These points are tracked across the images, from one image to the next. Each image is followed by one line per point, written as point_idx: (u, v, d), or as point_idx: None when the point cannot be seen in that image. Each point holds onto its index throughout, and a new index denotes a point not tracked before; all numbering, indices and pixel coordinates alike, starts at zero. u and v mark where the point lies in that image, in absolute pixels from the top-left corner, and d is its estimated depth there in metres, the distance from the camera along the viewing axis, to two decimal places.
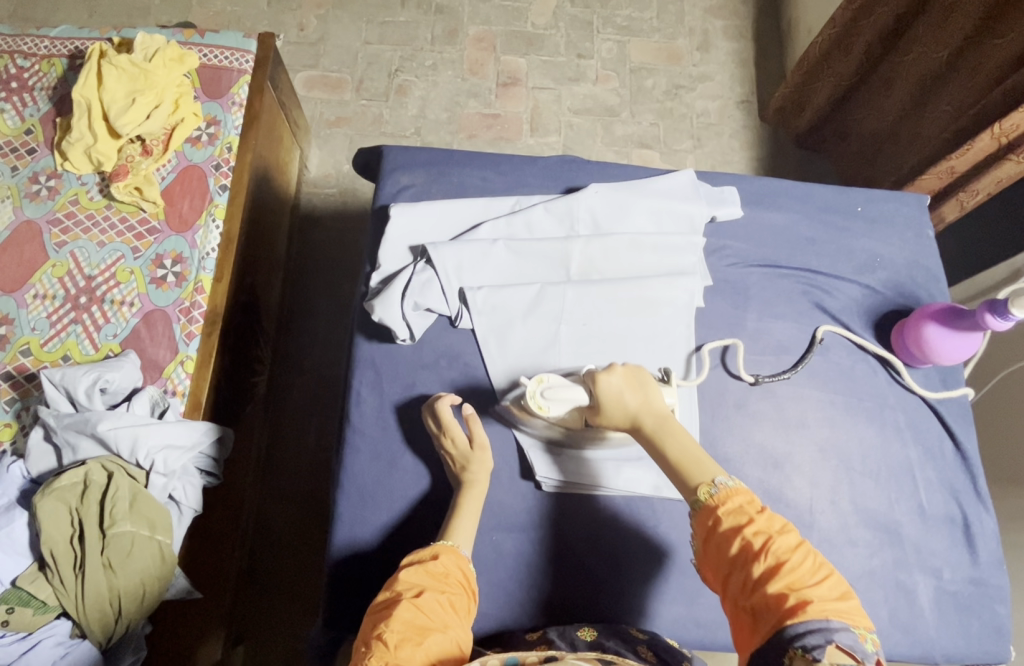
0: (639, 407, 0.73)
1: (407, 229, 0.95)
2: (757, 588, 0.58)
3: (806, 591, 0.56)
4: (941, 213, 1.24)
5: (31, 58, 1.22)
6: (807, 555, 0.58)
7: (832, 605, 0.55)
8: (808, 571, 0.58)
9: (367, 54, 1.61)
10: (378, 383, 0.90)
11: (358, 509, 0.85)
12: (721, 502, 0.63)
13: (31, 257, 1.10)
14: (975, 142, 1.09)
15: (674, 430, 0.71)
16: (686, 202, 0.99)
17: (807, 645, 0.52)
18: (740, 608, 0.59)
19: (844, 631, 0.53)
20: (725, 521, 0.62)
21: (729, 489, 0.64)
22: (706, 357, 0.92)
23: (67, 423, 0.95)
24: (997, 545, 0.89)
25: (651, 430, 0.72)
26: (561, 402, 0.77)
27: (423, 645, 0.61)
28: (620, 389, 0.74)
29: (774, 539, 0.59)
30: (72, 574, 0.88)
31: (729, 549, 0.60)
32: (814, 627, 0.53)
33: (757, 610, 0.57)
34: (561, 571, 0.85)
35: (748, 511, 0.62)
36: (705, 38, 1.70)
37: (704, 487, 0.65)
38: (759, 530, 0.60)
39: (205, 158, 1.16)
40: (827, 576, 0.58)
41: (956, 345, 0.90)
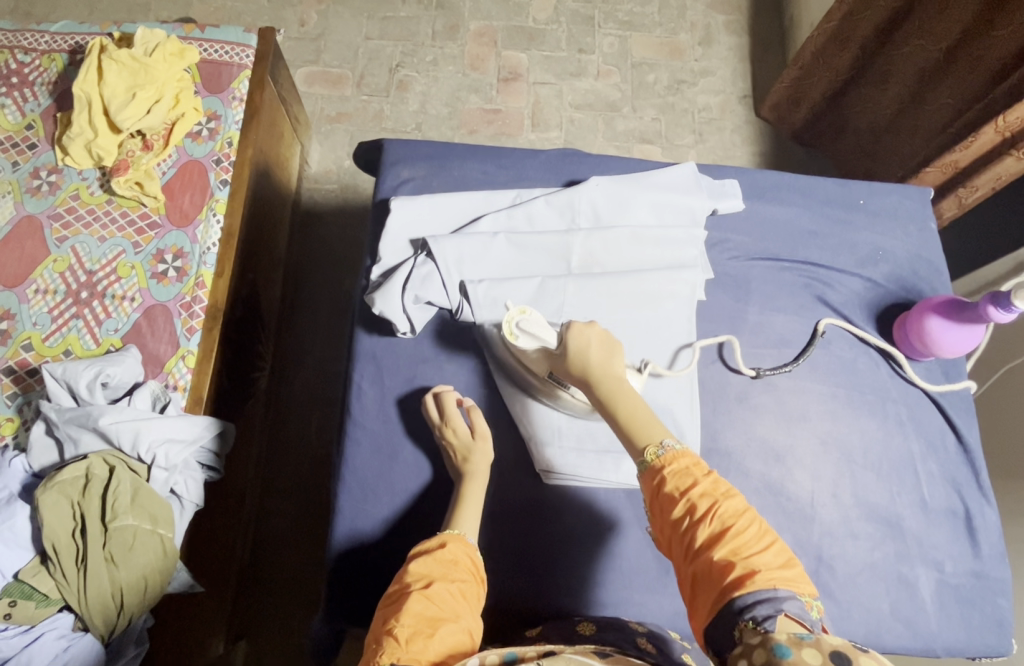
0: (600, 365, 0.73)
1: (408, 222, 0.95)
2: (701, 552, 0.56)
3: (752, 558, 0.54)
4: (939, 209, 1.25)
5: (31, 53, 1.22)
6: (752, 521, 0.57)
7: (777, 574, 0.53)
8: (753, 536, 0.56)
9: (367, 50, 1.61)
10: (379, 377, 0.90)
11: (359, 502, 0.85)
12: (667, 464, 0.62)
13: (31, 252, 1.10)
14: (978, 136, 1.10)
15: (628, 392, 0.71)
16: (687, 195, 0.99)
17: (756, 616, 0.50)
18: (686, 575, 0.58)
19: (790, 599, 0.51)
20: (669, 483, 0.60)
21: (675, 451, 0.62)
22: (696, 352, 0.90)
23: (69, 417, 0.95)
24: (999, 538, 0.89)
25: (608, 386, 0.71)
26: (530, 338, 0.82)
27: (436, 637, 0.61)
28: (588, 342, 0.74)
29: (719, 503, 0.58)
30: (73, 567, 0.88)
31: (674, 513, 0.59)
32: (762, 596, 0.51)
33: (701, 576, 0.56)
34: (562, 563, 0.85)
35: (694, 474, 0.61)
36: (706, 33, 1.69)
37: (652, 448, 0.64)
38: (704, 493, 0.59)
39: (205, 153, 1.16)
40: (774, 543, 0.56)
41: (958, 337, 0.89)
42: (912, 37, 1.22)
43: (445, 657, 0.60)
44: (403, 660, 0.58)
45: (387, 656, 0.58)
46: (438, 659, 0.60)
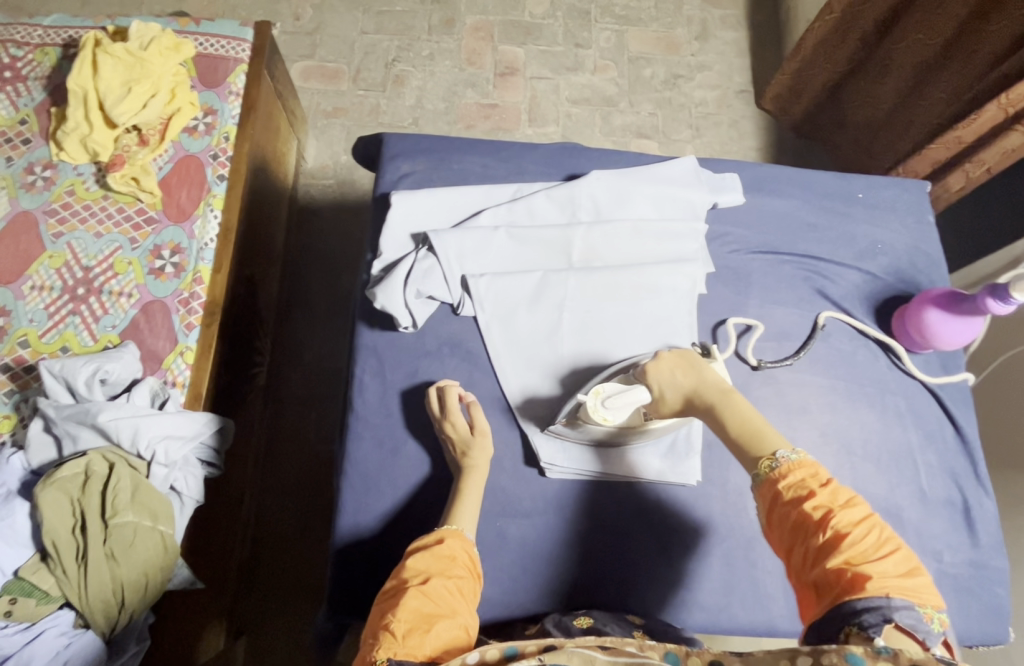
0: (696, 385, 0.74)
1: (409, 216, 0.95)
2: (817, 561, 0.55)
3: (866, 566, 0.53)
4: (945, 184, 1.23)
5: (24, 47, 1.21)
6: (871, 531, 0.55)
7: (893, 583, 0.52)
8: (872, 546, 0.54)
9: (363, 44, 1.60)
10: (381, 371, 0.90)
11: (362, 496, 0.85)
12: (781, 476, 0.60)
13: (26, 248, 1.09)
14: (980, 113, 1.11)
15: (732, 401, 0.70)
16: (687, 188, 0.99)
17: (863, 621, 0.50)
18: (803, 584, 0.56)
19: (906, 609, 0.50)
20: (786, 494, 0.59)
21: (791, 462, 0.61)
22: (731, 330, 0.93)
23: (67, 413, 0.94)
24: (996, 528, 0.90)
25: (713, 401, 0.71)
26: (623, 410, 0.77)
27: (432, 632, 0.62)
28: (670, 372, 0.75)
29: (836, 513, 0.56)
30: (74, 565, 0.88)
31: (789, 522, 0.58)
32: (873, 604, 0.51)
33: (818, 585, 0.55)
34: (564, 557, 0.85)
35: (811, 484, 0.59)
36: (702, 27, 1.70)
37: (765, 460, 0.62)
38: (818, 504, 0.57)
39: (202, 148, 1.16)
40: (896, 553, 0.54)
41: (957, 330, 0.90)
42: (908, 32, 1.22)
43: (439, 651, 0.61)
44: (398, 655, 0.59)
45: (383, 652, 0.59)
46: (432, 654, 0.60)
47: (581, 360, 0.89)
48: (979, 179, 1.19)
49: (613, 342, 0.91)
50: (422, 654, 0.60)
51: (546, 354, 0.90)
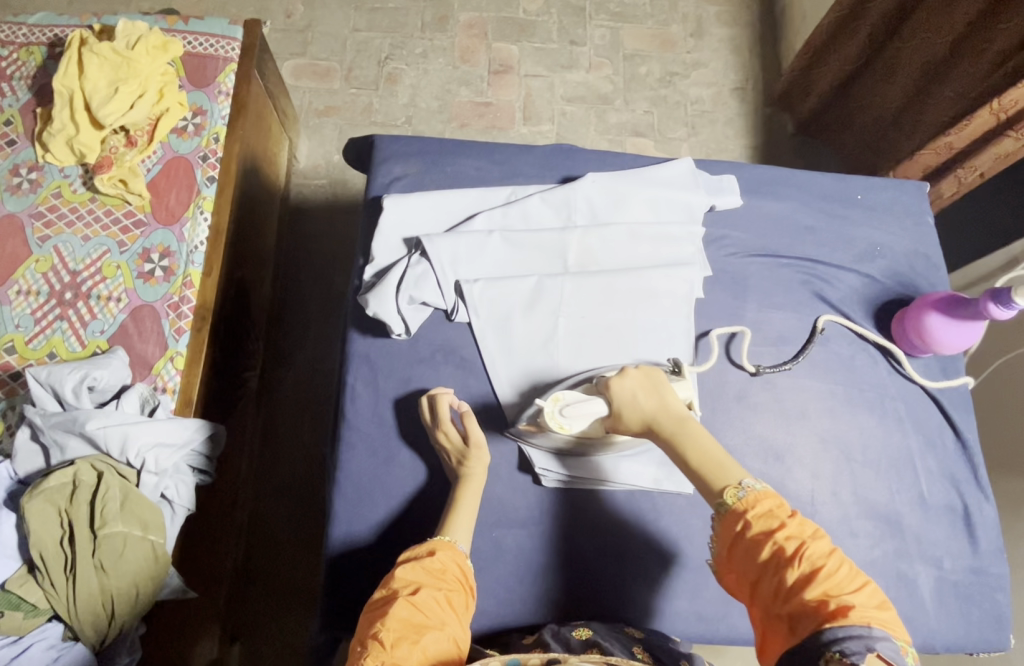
0: (655, 409, 0.72)
1: (402, 220, 0.93)
2: (792, 593, 0.55)
3: (844, 597, 0.54)
4: (939, 189, 1.28)
5: (8, 46, 1.18)
6: (842, 562, 0.56)
7: (872, 614, 0.53)
8: (845, 577, 0.56)
9: (356, 42, 1.58)
10: (374, 379, 0.88)
11: (355, 506, 0.83)
12: (749, 507, 0.61)
13: (12, 252, 1.07)
14: (973, 118, 1.14)
15: (691, 430, 0.70)
16: (685, 190, 0.98)
17: (845, 649, 0.50)
18: (773, 617, 0.57)
19: (886, 639, 0.51)
20: (755, 526, 0.60)
21: (757, 492, 0.62)
22: (715, 341, 0.92)
23: (54, 422, 0.92)
24: (997, 534, 0.89)
25: (671, 431, 0.70)
26: (582, 419, 0.74)
27: (420, 644, 0.61)
28: (632, 392, 0.74)
29: (808, 544, 0.57)
30: (62, 576, 0.86)
31: (760, 554, 0.58)
32: (854, 633, 0.51)
33: (792, 617, 0.55)
34: (561, 567, 0.84)
35: (778, 515, 0.60)
36: (698, 24, 1.68)
37: (731, 490, 0.63)
38: (790, 535, 0.58)
39: (191, 149, 1.14)
40: (867, 584, 0.56)
41: (958, 333, 0.89)
42: (918, 31, 1.20)
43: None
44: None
45: (370, 661, 0.58)
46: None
47: (578, 367, 0.88)
48: (971, 184, 1.23)
49: (608, 347, 0.90)
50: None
51: (540, 361, 0.89)
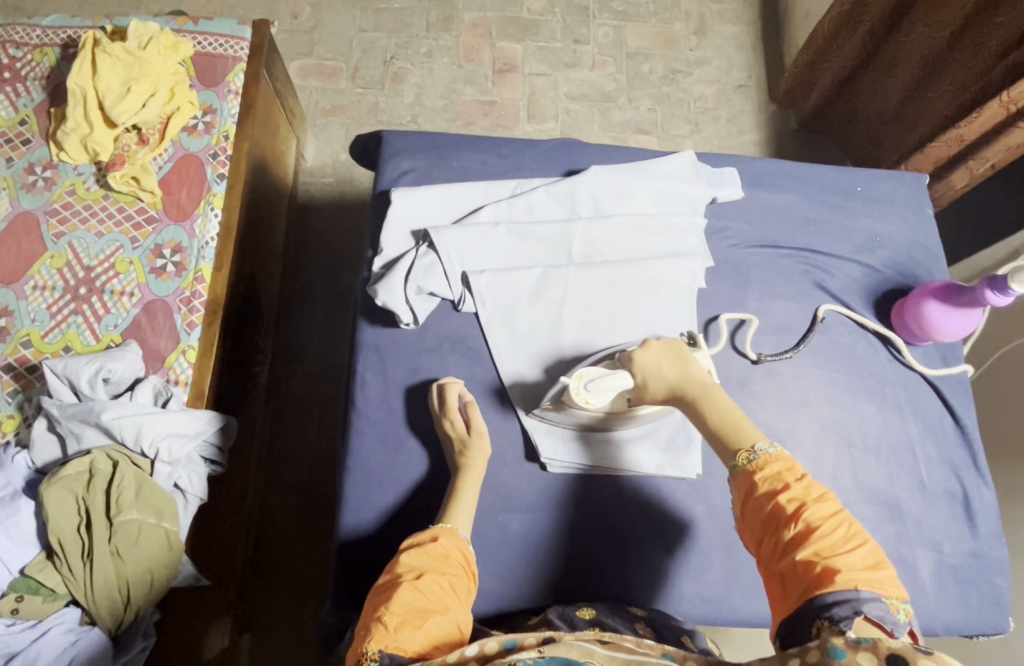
0: (678, 378, 0.75)
1: (409, 213, 0.95)
2: (786, 553, 0.58)
3: (834, 560, 0.56)
4: (950, 182, 1.28)
5: (23, 47, 1.21)
6: (841, 525, 0.58)
7: (861, 576, 0.55)
8: (841, 539, 0.58)
9: (362, 42, 1.60)
10: (382, 368, 0.90)
11: (364, 492, 0.85)
12: (757, 469, 0.63)
13: (28, 248, 1.09)
14: (983, 110, 1.14)
15: (715, 397, 0.72)
16: (686, 183, 0.99)
17: (834, 615, 0.53)
18: (770, 573, 0.60)
19: (873, 602, 0.54)
20: (760, 486, 0.62)
21: (769, 456, 0.64)
22: (724, 325, 0.94)
23: (71, 413, 0.95)
24: (996, 519, 0.90)
25: (696, 397, 0.73)
26: (605, 393, 0.78)
27: (424, 628, 0.63)
28: (657, 363, 0.76)
29: (809, 507, 0.59)
30: (80, 562, 0.89)
31: (762, 514, 0.61)
32: (843, 597, 0.54)
33: (784, 575, 0.58)
34: (565, 551, 0.85)
35: (786, 478, 0.62)
36: (701, 22, 1.70)
37: (744, 452, 0.65)
38: (793, 497, 0.60)
39: (202, 147, 1.16)
40: (863, 547, 0.57)
41: (956, 321, 0.90)
42: (917, 25, 1.22)
43: (431, 647, 0.62)
44: (389, 649, 0.60)
45: (375, 644, 0.60)
46: (422, 650, 0.61)
47: (582, 356, 0.89)
48: (982, 174, 1.24)
49: (613, 336, 0.91)
50: (414, 650, 0.61)
51: (547, 350, 0.91)
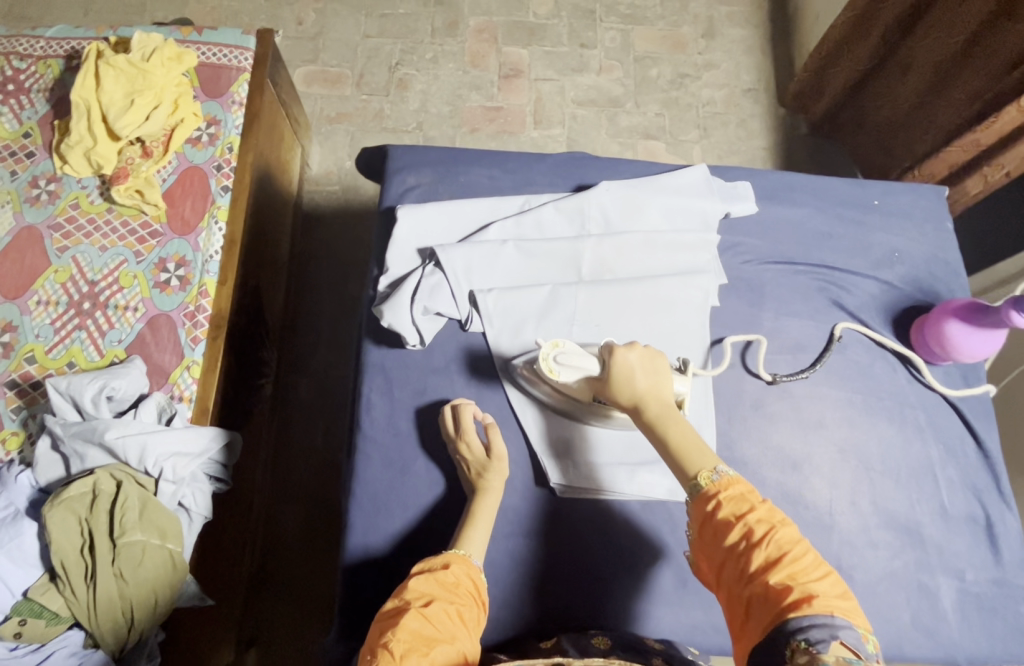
0: (646, 390, 0.73)
1: (416, 231, 0.93)
2: (755, 576, 0.57)
3: (807, 584, 0.55)
4: (964, 187, 1.23)
5: (27, 59, 1.20)
6: (808, 550, 0.58)
7: (835, 603, 0.54)
8: (810, 564, 0.57)
9: (366, 48, 1.59)
10: (389, 390, 0.88)
11: (370, 516, 0.84)
12: (720, 490, 0.63)
13: (32, 263, 1.08)
14: (1001, 115, 1.10)
15: (677, 419, 0.71)
16: (699, 198, 0.97)
17: (810, 638, 0.51)
18: (735, 598, 0.59)
19: (847, 627, 0.52)
20: (725, 508, 0.61)
21: (730, 476, 0.64)
22: (728, 348, 0.91)
23: (75, 431, 0.94)
24: (1020, 545, 0.87)
25: (659, 414, 0.72)
26: (570, 370, 0.80)
27: (430, 655, 0.60)
28: (632, 367, 0.74)
29: (776, 530, 0.59)
30: (83, 585, 0.87)
31: (727, 536, 0.60)
32: (818, 622, 0.52)
33: (755, 600, 0.56)
34: (576, 577, 0.83)
35: (749, 499, 0.62)
36: (709, 25, 1.67)
37: (705, 473, 0.65)
38: (760, 519, 0.60)
39: (206, 159, 1.14)
40: (831, 574, 0.56)
41: (979, 341, 0.88)
42: (931, 30, 1.20)
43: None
44: None
45: None
46: None
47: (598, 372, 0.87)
48: (998, 183, 1.18)
49: None
50: None
51: None
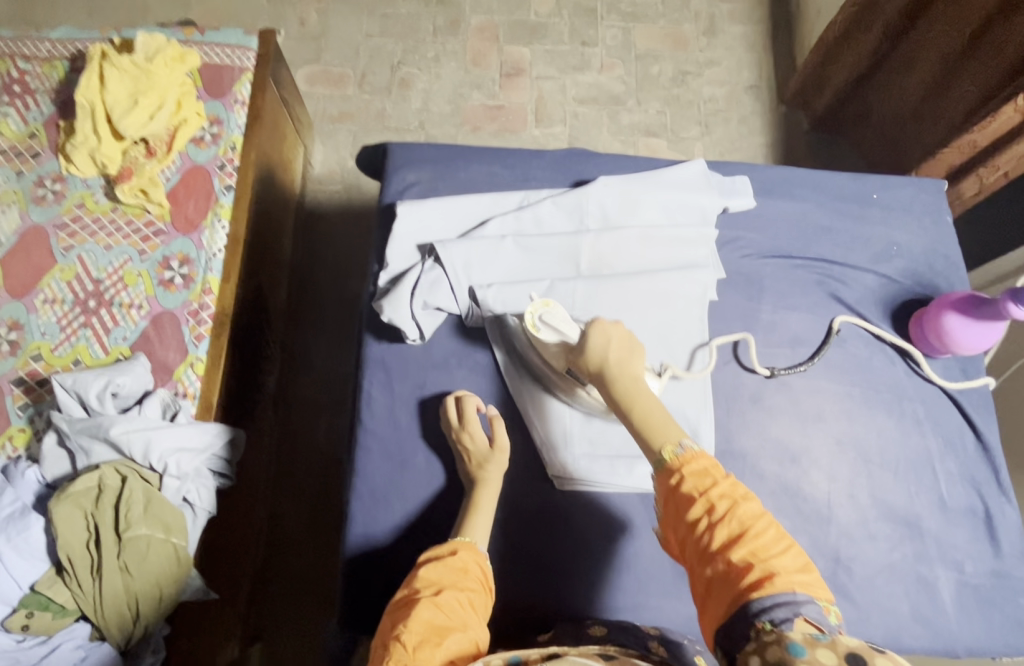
0: (615, 364, 0.74)
1: (416, 227, 0.94)
2: (717, 553, 0.57)
3: (768, 560, 0.55)
4: (960, 189, 1.25)
5: (32, 60, 1.21)
6: (770, 524, 0.57)
7: (795, 577, 0.53)
8: (771, 540, 0.56)
9: (369, 48, 1.60)
10: (389, 384, 0.89)
11: (371, 509, 0.84)
12: (683, 464, 0.62)
13: (38, 261, 1.09)
14: (998, 115, 1.11)
15: (641, 396, 0.71)
16: (698, 193, 0.98)
17: (774, 618, 0.50)
18: (698, 575, 0.58)
19: (809, 603, 0.51)
20: (687, 483, 0.60)
21: (693, 451, 0.63)
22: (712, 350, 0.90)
23: (80, 427, 0.95)
24: (1019, 537, 0.87)
25: (624, 387, 0.72)
26: (551, 331, 0.82)
27: (443, 645, 0.61)
28: (606, 341, 0.76)
29: (737, 505, 0.58)
30: (89, 578, 0.88)
31: (689, 512, 0.59)
32: (780, 600, 0.51)
33: (716, 577, 0.56)
34: (575, 568, 0.84)
35: (712, 474, 0.61)
36: (711, 22, 1.67)
37: (670, 447, 0.64)
38: (722, 494, 0.59)
39: (209, 158, 1.16)
40: (792, 548, 0.56)
41: (977, 333, 0.88)
42: (936, 23, 1.20)
43: (452, 664, 0.60)
44: None
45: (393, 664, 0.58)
46: None
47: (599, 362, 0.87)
48: (993, 184, 1.20)
49: None
50: None
51: None
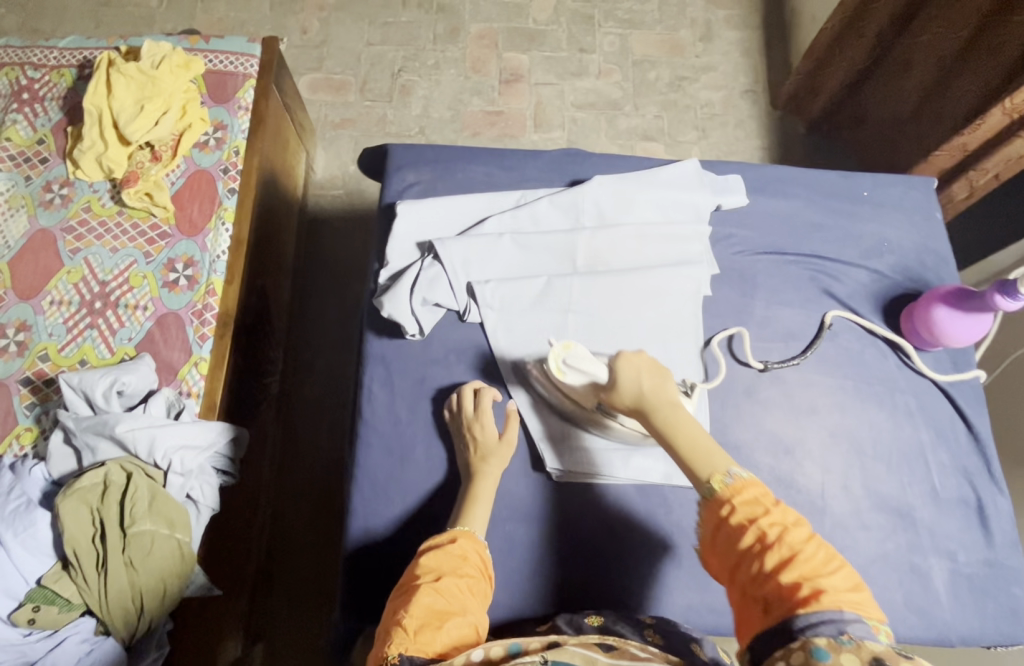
0: (652, 395, 0.74)
1: (415, 226, 0.96)
2: (769, 577, 0.56)
3: (819, 581, 0.54)
4: (951, 193, 1.28)
5: (41, 68, 1.24)
6: (821, 547, 0.57)
7: (844, 597, 0.53)
8: (821, 562, 0.56)
9: (370, 55, 1.62)
10: (389, 379, 0.91)
11: (371, 501, 0.86)
12: (735, 493, 0.61)
13: (46, 264, 1.12)
14: (986, 118, 1.13)
15: (685, 426, 0.71)
16: (691, 191, 1.00)
17: (820, 635, 0.50)
18: (747, 601, 0.57)
19: (857, 621, 0.50)
20: (738, 511, 0.60)
21: (744, 479, 0.62)
22: (717, 352, 0.92)
23: (86, 425, 0.97)
24: (1011, 527, 0.88)
25: (665, 418, 0.72)
26: (577, 374, 0.83)
27: (443, 630, 0.62)
28: (637, 372, 0.75)
29: (789, 531, 0.58)
30: (95, 573, 0.90)
31: (739, 539, 0.59)
32: (827, 617, 0.51)
33: (767, 601, 0.55)
34: (572, 559, 0.85)
35: (764, 503, 0.61)
36: (707, 29, 1.70)
37: (717, 478, 0.64)
38: (773, 521, 0.58)
39: (213, 162, 1.18)
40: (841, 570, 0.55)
41: (967, 326, 0.89)
42: (932, 26, 1.21)
43: (451, 647, 0.62)
44: (409, 652, 0.59)
45: (396, 647, 0.60)
46: (443, 650, 0.61)
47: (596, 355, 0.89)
48: (984, 186, 1.22)
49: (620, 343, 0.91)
50: (433, 651, 0.60)
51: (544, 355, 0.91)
